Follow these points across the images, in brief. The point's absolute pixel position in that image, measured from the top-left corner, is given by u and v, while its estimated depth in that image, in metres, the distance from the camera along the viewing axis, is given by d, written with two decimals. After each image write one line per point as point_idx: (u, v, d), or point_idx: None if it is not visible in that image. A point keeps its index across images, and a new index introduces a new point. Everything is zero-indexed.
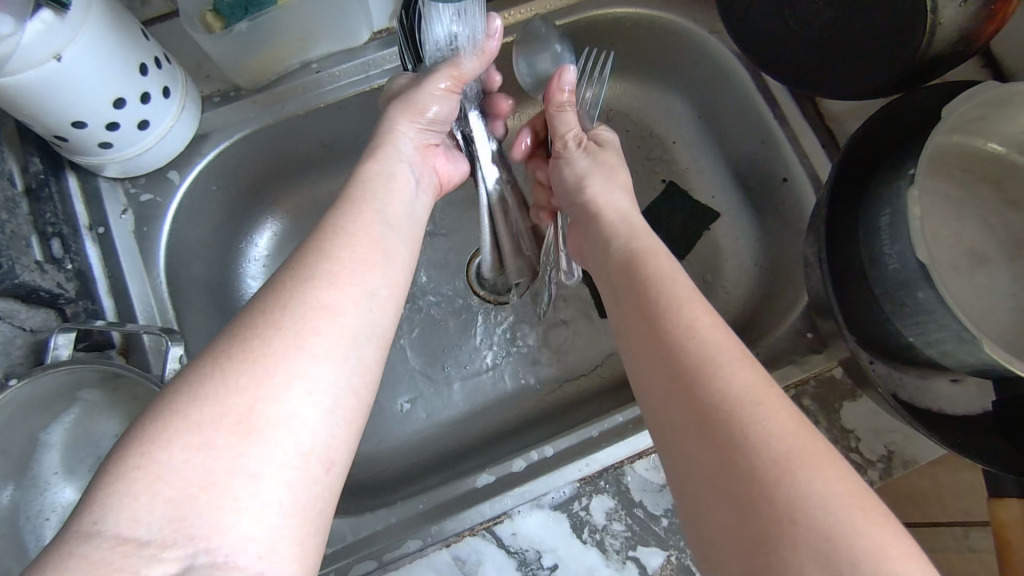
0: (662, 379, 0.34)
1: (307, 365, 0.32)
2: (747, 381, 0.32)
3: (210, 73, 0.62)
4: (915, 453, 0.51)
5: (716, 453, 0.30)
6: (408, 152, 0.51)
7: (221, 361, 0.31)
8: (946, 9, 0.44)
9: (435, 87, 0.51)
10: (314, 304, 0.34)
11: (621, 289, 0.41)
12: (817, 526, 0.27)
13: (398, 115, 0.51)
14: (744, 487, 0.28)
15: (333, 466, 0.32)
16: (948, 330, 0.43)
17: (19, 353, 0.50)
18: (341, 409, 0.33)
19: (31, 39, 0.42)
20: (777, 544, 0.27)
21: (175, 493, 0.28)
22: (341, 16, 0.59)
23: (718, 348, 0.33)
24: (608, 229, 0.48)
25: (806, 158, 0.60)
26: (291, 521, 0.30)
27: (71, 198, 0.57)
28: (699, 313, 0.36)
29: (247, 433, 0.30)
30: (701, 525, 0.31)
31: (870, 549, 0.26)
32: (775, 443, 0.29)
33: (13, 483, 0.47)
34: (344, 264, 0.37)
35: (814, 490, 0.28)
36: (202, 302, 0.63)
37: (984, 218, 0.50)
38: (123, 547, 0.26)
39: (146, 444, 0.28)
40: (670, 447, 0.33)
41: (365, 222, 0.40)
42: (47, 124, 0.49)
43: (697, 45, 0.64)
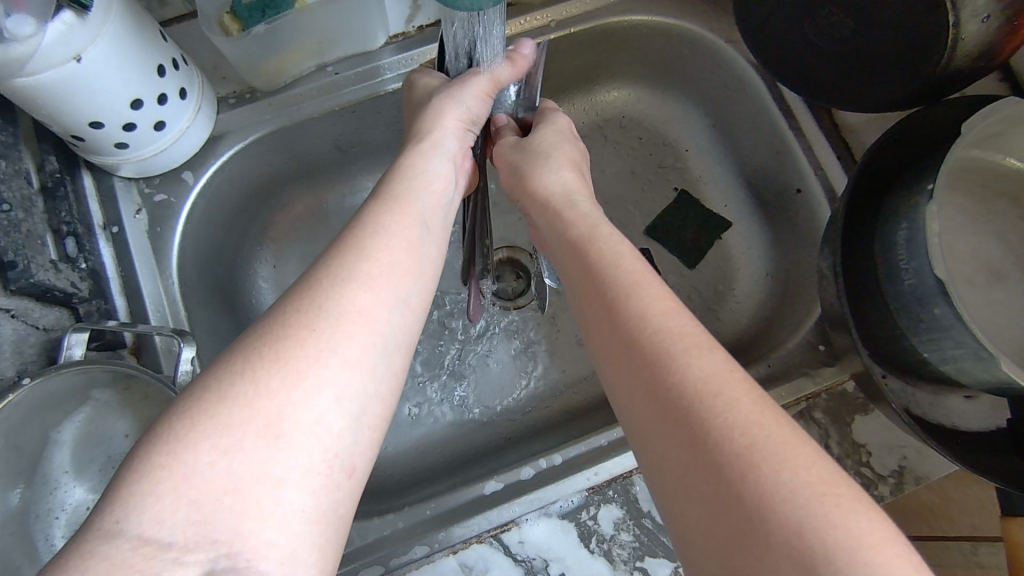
0: (623, 367, 0.32)
1: (335, 369, 0.32)
2: (713, 369, 0.30)
3: (226, 75, 0.62)
4: (927, 469, 0.50)
5: (683, 448, 0.28)
6: (455, 149, 0.49)
7: (254, 359, 0.31)
8: (968, 24, 0.45)
9: (476, 89, 0.51)
10: (349, 307, 0.34)
11: (576, 271, 0.39)
12: (790, 521, 0.25)
13: (442, 111, 0.50)
14: (719, 486, 0.27)
15: (354, 472, 0.32)
16: (965, 348, 0.42)
17: (32, 352, 0.50)
18: (365, 417, 0.33)
19: (51, 41, 0.43)
20: (751, 539, 0.25)
21: (199, 495, 0.28)
22: (358, 19, 0.59)
23: (675, 334, 0.32)
24: (557, 204, 0.45)
25: (821, 170, 0.59)
26: (311, 528, 0.30)
27: (87, 198, 0.58)
28: (655, 295, 0.34)
29: (276, 438, 0.29)
30: (678, 524, 0.28)
31: (845, 539, 0.25)
32: (740, 433, 0.27)
33: (24, 482, 0.47)
34: (379, 267, 0.36)
35: (783, 482, 0.26)
36: (214, 303, 0.63)
37: (1001, 234, 0.50)
38: (145, 549, 0.26)
39: (171, 442, 0.28)
40: (642, 448, 0.31)
41: (405, 224, 0.39)
42: (66, 125, 0.49)
43: (713, 54, 0.64)
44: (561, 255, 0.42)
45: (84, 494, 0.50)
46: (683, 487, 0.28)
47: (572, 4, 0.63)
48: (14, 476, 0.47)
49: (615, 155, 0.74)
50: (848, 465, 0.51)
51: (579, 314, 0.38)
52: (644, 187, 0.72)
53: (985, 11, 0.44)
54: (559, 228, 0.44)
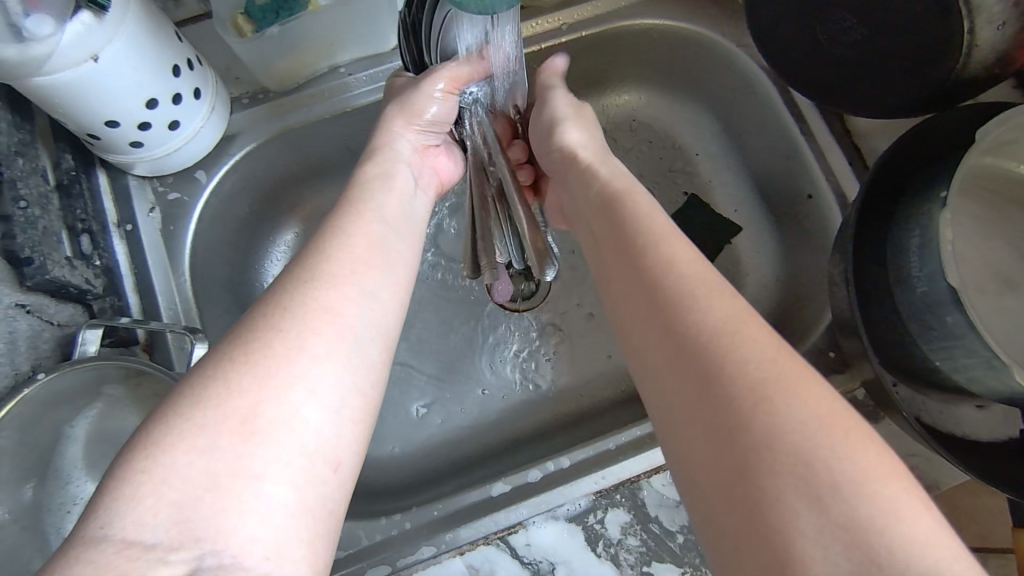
0: (642, 313, 0.33)
1: (307, 365, 0.33)
2: (730, 313, 0.31)
3: (240, 75, 0.63)
4: (936, 478, 0.50)
5: (695, 384, 0.29)
6: (407, 154, 0.52)
7: (224, 362, 0.32)
8: (983, 29, 0.46)
9: (432, 88, 0.51)
10: (315, 305, 0.35)
11: (600, 227, 0.40)
12: (798, 451, 0.26)
13: (394, 118, 0.51)
14: (727, 419, 0.28)
15: (339, 467, 0.32)
16: (977, 356, 0.42)
17: (47, 347, 0.51)
18: (345, 409, 0.33)
19: (69, 40, 0.43)
20: (757, 469, 0.26)
21: (180, 495, 0.28)
22: (370, 20, 0.60)
23: (696, 280, 0.32)
24: (585, 172, 0.46)
25: (833, 176, 0.59)
26: (296, 522, 0.30)
27: (101, 196, 0.58)
28: (675, 244, 0.35)
29: (249, 435, 0.30)
30: (685, 461, 0.29)
31: (852, 472, 0.26)
32: (752, 369, 0.28)
33: (35, 478, 0.48)
34: (342, 267, 0.37)
35: (794, 415, 0.27)
36: (224, 302, 0.63)
37: (1014, 241, 0.50)
38: (129, 550, 0.26)
39: (149, 447, 0.29)
40: (653, 390, 0.32)
41: (363, 225, 0.41)
42: (82, 123, 0.50)
43: (726, 59, 0.64)
44: (587, 214, 0.43)
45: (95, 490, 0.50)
46: (693, 424, 0.29)
47: (585, 6, 0.63)
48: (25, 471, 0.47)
49: (625, 158, 0.73)
50: None
51: (602, 268, 0.39)
52: (653, 190, 0.72)
53: (1001, 17, 0.45)
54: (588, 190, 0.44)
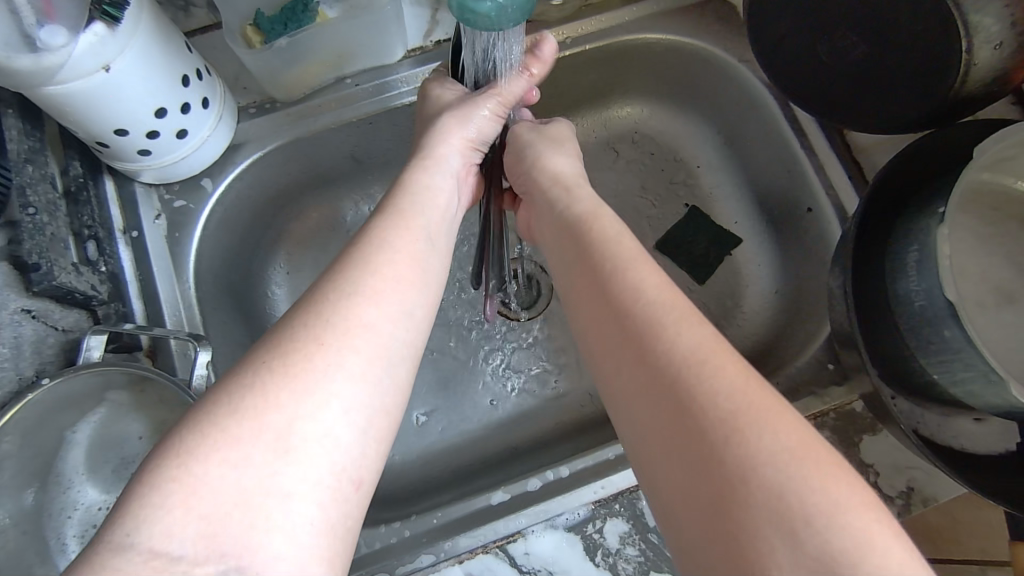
0: (615, 342, 0.34)
1: (342, 382, 0.33)
2: (701, 342, 0.31)
3: (247, 85, 0.63)
4: (935, 491, 0.50)
5: (670, 415, 0.30)
6: (456, 167, 0.50)
7: (262, 373, 0.32)
8: (981, 51, 0.45)
9: (484, 108, 0.52)
10: (355, 321, 0.34)
11: (569, 251, 0.40)
12: (770, 482, 0.27)
13: (449, 127, 0.50)
14: (703, 451, 0.28)
15: (362, 484, 0.33)
16: (975, 370, 0.42)
17: (51, 353, 0.51)
18: (372, 429, 0.33)
19: (82, 51, 0.44)
20: (731, 501, 0.27)
21: (209, 509, 0.28)
22: (377, 33, 0.61)
23: (666, 309, 0.33)
24: (553, 194, 0.46)
25: (832, 190, 0.60)
26: (318, 539, 0.30)
27: (108, 203, 0.59)
28: (645, 271, 0.36)
29: (283, 451, 0.30)
30: (661, 491, 0.30)
31: (823, 501, 0.26)
32: (725, 399, 0.29)
33: (37, 482, 0.48)
34: (384, 281, 0.37)
35: (764, 446, 0.28)
36: (228, 309, 0.64)
37: (1012, 256, 0.50)
38: (154, 562, 0.27)
39: (182, 457, 0.29)
40: (628, 419, 0.32)
41: (408, 238, 0.40)
42: (92, 131, 0.51)
43: (728, 74, 0.65)
44: (555, 237, 0.43)
45: (95, 495, 0.50)
46: (669, 455, 0.29)
47: (589, 21, 0.64)
48: (26, 476, 0.48)
49: (627, 170, 0.74)
50: None
51: (568, 292, 0.39)
52: (654, 202, 0.73)
53: (998, 37, 0.44)
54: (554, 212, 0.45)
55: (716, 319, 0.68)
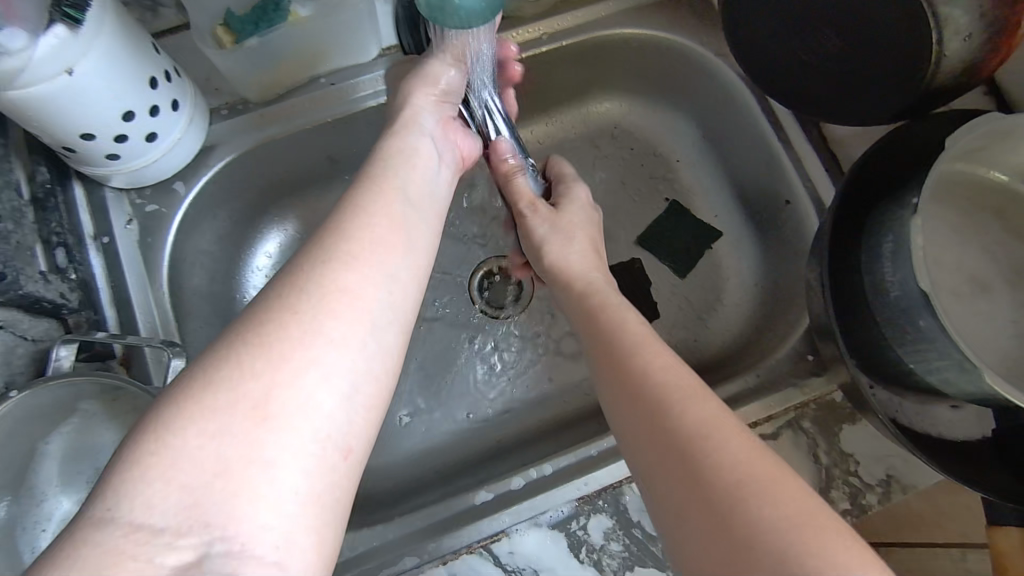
0: (631, 419, 0.36)
1: (323, 349, 0.32)
2: (709, 416, 0.33)
3: (219, 86, 0.62)
4: (913, 479, 0.51)
5: (681, 486, 0.31)
6: (431, 125, 0.49)
7: (237, 343, 0.31)
8: (951, 43, 0.45)
9: (444, 55, 0.50)
10: (331, 286, 0.34)
11: (589, 334, 0.43)
12: (776, 549, 0.28)
13: (414, 88, 0.50)
14: (713, 520, 0.29)
15: (351, 453, 0.32)
16: (949, 359, 0.43)
17: (21, 363, 0.50)
18: (357, 396, 0.33)
19: (43, 55, 0.43)
20: (740, 567, 0.28)
21: (189, 479, 0.28)
22: (351, 31, 0.60)
23: (676, 387, 0.35)
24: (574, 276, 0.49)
25: (809, 182, 0.60)
26: (305, 510, 0.30)
27: (78, 208, 0.58)
28: (660, 352, 0.38)
29: (263, 420, 0.30)
30: (680, 555, 0.31)
31: (824, 565, 0.27)
32: (732, 471, 0.30)
33: (9, 495, 0.48)
34: (362, 246, 0.36)
35: (767, 515, 0.29)
36: (203, 314, 0.63)
37: (985, 245, 0.51)
38: (136, 534, 0.26)
39: (158, 429, 0.29)
40: (647, 489, 0.34)
41: (387, 201, 0.39)
42: (58, 136, 0.49)
43: (704, 68, 0.65)
44: (578, 318, 0.46)
45: (71, 507, 0.49)
46: (683, 522, 0.31)
47: (565, 16, 0.64)
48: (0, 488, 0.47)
49: (607, 165, 0.74)
50: (835, 474, 0.51)
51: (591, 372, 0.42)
52: (635, 197, 0.73)
53: (967, 30, 0.44)
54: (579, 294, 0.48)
55: (699, 314, 0.69)
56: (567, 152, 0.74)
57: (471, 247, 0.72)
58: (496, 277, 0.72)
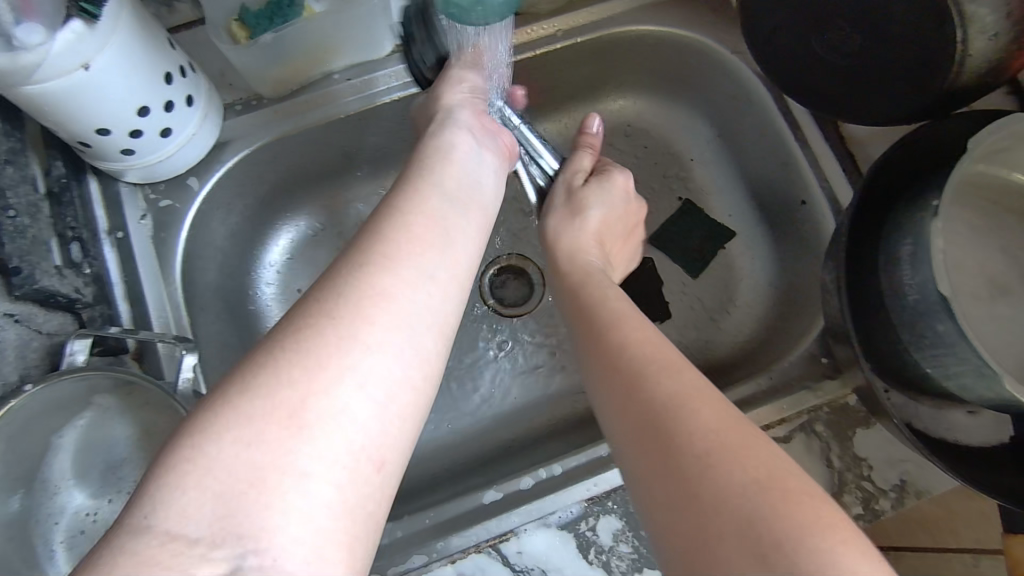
0: (611, 394, 0.36)
1: (360, 356, 0.32)
2: (683, 388, 0.33)
3: (233, 82, 0.62)
4: (928, 484, 0.50)
5: (653, 453, 0.31)
6: (466, 117, 0.49)
7: (277, 351, 0.32)
8: (976, 42, 0.44)
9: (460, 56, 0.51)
10: (370, 291, 0.34)
11: (576, 314, 0.44)
12: (741, 512, 0.27)
13: (442, 89, 0.51)
14: (683, 486, 0.29)
15: (383, 465, 0.32)
16: (968, 364, 0.42)
17: (35, 357, 0.51)
18: (392, 404, 0.33)
19: (60, 49, 0.43)
20: (707, 531, 0.28)
21: (223, 488, 0.28)
22: (365, 28, 0.60)
23: (656, 362, 0.35)
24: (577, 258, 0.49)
25: (826, 183, 0.59)
26: (337, 523, 0.30)
27: (92, 203, 0.58)
28: (638, 330, 0.39)
29: (298, 429, 0.30)
30: (650, 526, 0.31)
31: (792, 530, 0.27)
32: (702, 438, 0.30)
33: (24, 488, 0.48)
34: (399, 249, 0.37)
35: (735, 480, 0.28)
36: (216, 309, 0.63)
37: (1004, 248, 0.50)
38: (173, 544, 0.27)
39: (196, 437, 0.29)
40: (622, 460, 0.34)
41: (422, 201, 0.40)
42: (73, 130, 0.50)
43: (721, 66, 0.64)
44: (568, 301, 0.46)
45: (84, 501, 0.50)
46: (654, 491, 0.31)
47: (581, 13, 0.63)
48: (14, 482, 0.47)
49: (621, 162, 0.74)
50: (848, 479, 0.51)
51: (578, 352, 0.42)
52: (647, 196, 0.73)
53: (994, 28, 0.43)
54: (568, 276, 0.48)
55: (711, 314, 0.68)
56: None
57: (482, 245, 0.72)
58: (506, 276, 0.72)
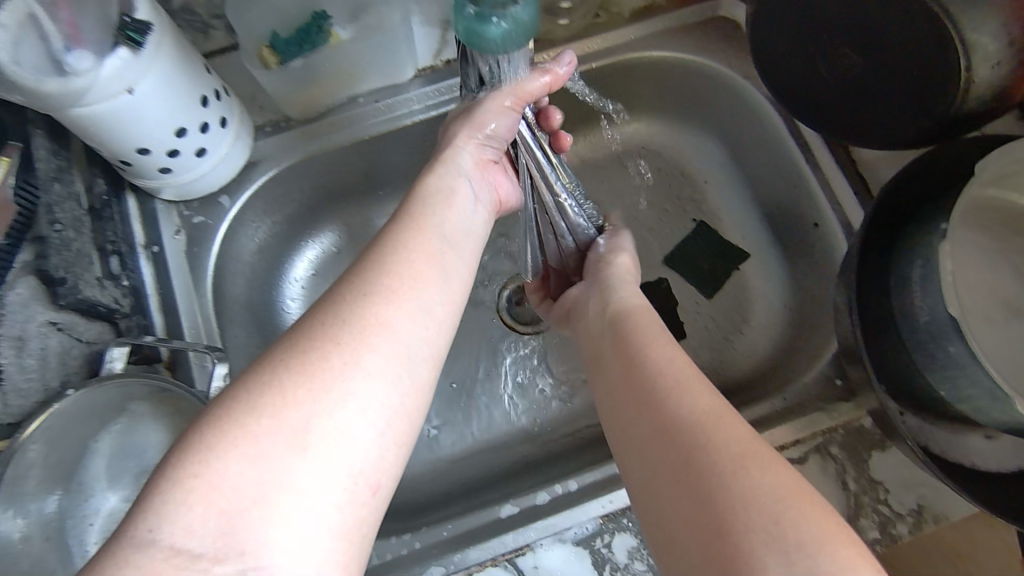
0: (633, 403, 0.37)
1: (359, 382, 0.34)
2: (708, 401, 0.35)
3: (263, 104, 0.65)
4: (946, 509, 0.50)
5: (679, 458, 0.32)
6: (468, 167, 0.52)
7: (279, 372, 0.33)
8: (980, 71, 0.45)
9: (496, 104, 0.51)
10: (372, 320, 0.36)
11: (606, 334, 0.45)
12: (768, 510, 0.29)
13: (458, 132, 0.52)
14: (709, 485, 0.30)
15: (379, 488, 0.34)
16: (981, 387, 0.42)
17: (75, 364, 0.54)
18: (389, 431, 0.34)
19: (108, 74, 0.46)
20: (731, 528, 0.29)
21: (228, 505, 0.29)
22: (388, 53, 0.63)
23: (682, 376, 0.37)
24: (609, 288, 0.51)
25: (837, 205, 0.60)
26: (336, 541, 0.31)
27: (130, 219, 0.61)
28: (666, 348, 0.40)
29: (301, 448, 0.31)
30: (663, 526, 0.32)
31: (813, 531, 0.28)
32: (731, 444, 0.32)
33: (61, 489, 0.50)
34: (401, 281, 0.39)
35: (764, 483, 0.30)
36: (243, 321, 0.65)
37: (1021, 271, 0.50)
38: (176, 558, 0.28)
39: (203, 451, 0.30)
40: (635, 465, 0.34)
41: (424, 239, 0.42)
42: (116, 149, 0.53)
43: (733, 90, 0.66)
44: (595, 328, 0.48)
45: (116, 503, 0.52)
46: (674, 492, 0.32)
47: (596, 39, 0.65)
48: (53, 482, 0.50)
49: (636, 185, 0.75)
50: (863, 502, 0.51)
51: (595, 370, 0.43)
52: (663, 217, 0.74)
53: (996, 57, 0.44)
54: (601, 303, 0.50)
55: (725, 334, 0.69)
56: (597, 172, 0.76)
57: (499, 263, 0.74)
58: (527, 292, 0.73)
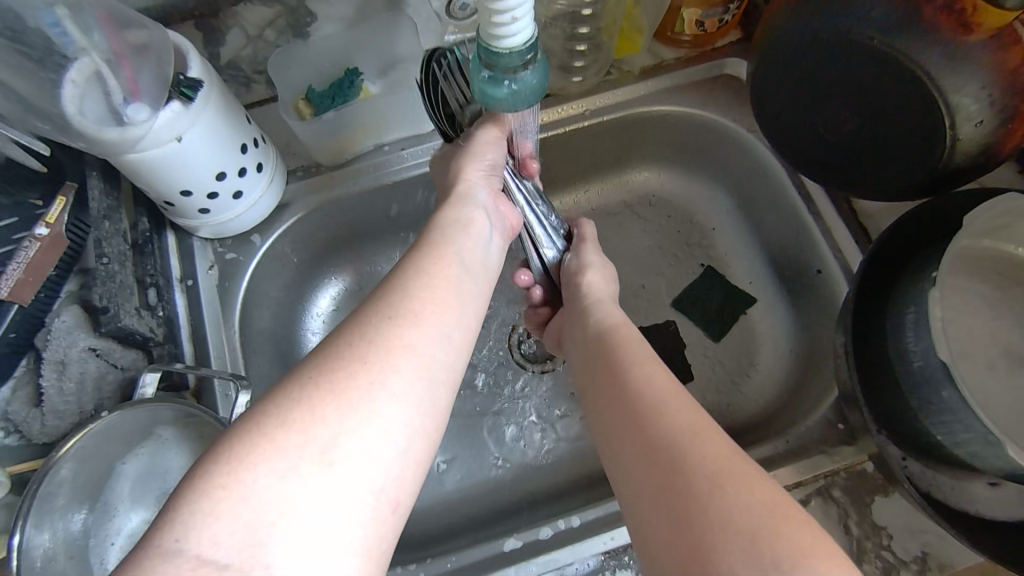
0: (619, 421, 0.39)
1: (383, 402, 0.37)
2: (689, 419, 0.37)
3: (296, 151, 0.70)
4: (950, 557, 0.50)
5: (662, 477, 0.34)
6: (483, 197, 0.55)
7: (309, 389, 0.36)
8: (964, 130, 0.48)
9: (487, 134, 0.56)
10: (396, 343, 0.39)
11: (593, 351, 0.47)
12: (745, 528, 0.31)
13: (464, 165, 0.55)
14: (691, 506, 0.32)
15: (398, 506, 0.36)
16: (975, 432, 0.44)
17: (109, 389, 0.58)
18: (410, 451, 0.37)
19: (161, 123, 0.51)
20: (710, 546, 0.30)
21: (254, 517, 0.31)
22: (412, 106, 0.67)
23: (665, 394, 0.39)
24: (592, 306, 0.54)
25: (840, 253, 0.62)
26: (357, 556, 0.33)
27: (168, 254, 0.65)
28: (652, 366, 0.42)
29: (328, 464, 0.34)
30: (649, 545, 0.33)
31: (790, 549, 0.30)
32: (709, 462, 0.34)
33: (87, 508, 0.53)
34: (423, 306, 0.42)
35: (740, 500, 0.32)
36: (267, 352, 0.69)
37: (1020, 319, 0.51)
38: (202, 568, 0.30)
39: (234, 463, 0.33)
40: (624, 484, 0.36)
41: (444, 266, 0.46)
42: (162, 190, 0.58)
43: (739, 143, 0.70)
44: (583, 348, 0.50)
45: (138, 523, 0.55)
46: (660, 514, 0.33)
47: (609, 95, 0.70)
48: (79, 501, 0.53)
49: (646, 231, 0.78)
50: (865, 547, 0.51)
51: (586, 387, 0.45)
52: (671, 261, 0.77)
53: (979, 117, 0.47)
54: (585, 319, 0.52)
55: (731, 376, 0.70)
56: (607, 217, 0.79)
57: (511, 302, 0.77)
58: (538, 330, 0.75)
